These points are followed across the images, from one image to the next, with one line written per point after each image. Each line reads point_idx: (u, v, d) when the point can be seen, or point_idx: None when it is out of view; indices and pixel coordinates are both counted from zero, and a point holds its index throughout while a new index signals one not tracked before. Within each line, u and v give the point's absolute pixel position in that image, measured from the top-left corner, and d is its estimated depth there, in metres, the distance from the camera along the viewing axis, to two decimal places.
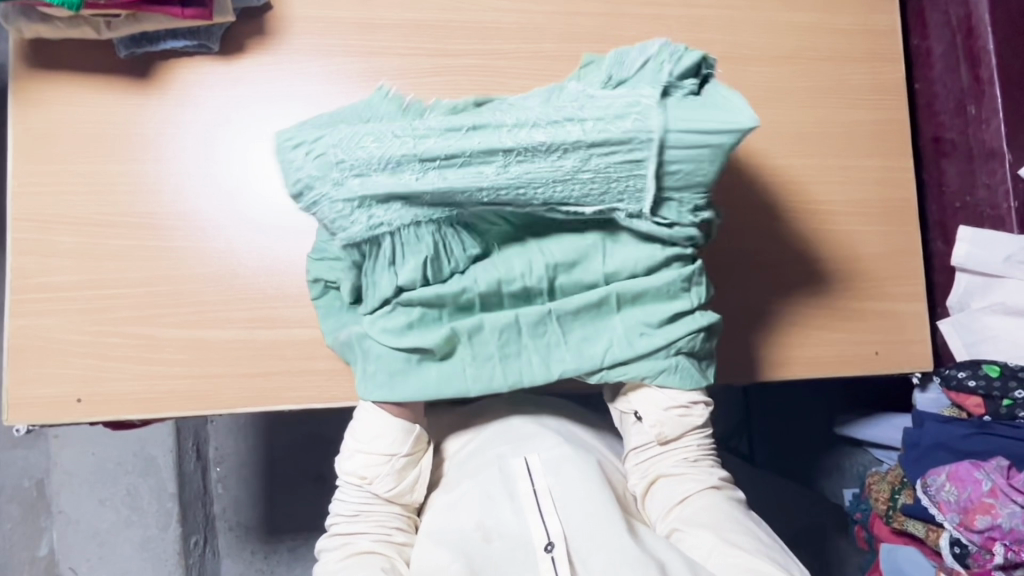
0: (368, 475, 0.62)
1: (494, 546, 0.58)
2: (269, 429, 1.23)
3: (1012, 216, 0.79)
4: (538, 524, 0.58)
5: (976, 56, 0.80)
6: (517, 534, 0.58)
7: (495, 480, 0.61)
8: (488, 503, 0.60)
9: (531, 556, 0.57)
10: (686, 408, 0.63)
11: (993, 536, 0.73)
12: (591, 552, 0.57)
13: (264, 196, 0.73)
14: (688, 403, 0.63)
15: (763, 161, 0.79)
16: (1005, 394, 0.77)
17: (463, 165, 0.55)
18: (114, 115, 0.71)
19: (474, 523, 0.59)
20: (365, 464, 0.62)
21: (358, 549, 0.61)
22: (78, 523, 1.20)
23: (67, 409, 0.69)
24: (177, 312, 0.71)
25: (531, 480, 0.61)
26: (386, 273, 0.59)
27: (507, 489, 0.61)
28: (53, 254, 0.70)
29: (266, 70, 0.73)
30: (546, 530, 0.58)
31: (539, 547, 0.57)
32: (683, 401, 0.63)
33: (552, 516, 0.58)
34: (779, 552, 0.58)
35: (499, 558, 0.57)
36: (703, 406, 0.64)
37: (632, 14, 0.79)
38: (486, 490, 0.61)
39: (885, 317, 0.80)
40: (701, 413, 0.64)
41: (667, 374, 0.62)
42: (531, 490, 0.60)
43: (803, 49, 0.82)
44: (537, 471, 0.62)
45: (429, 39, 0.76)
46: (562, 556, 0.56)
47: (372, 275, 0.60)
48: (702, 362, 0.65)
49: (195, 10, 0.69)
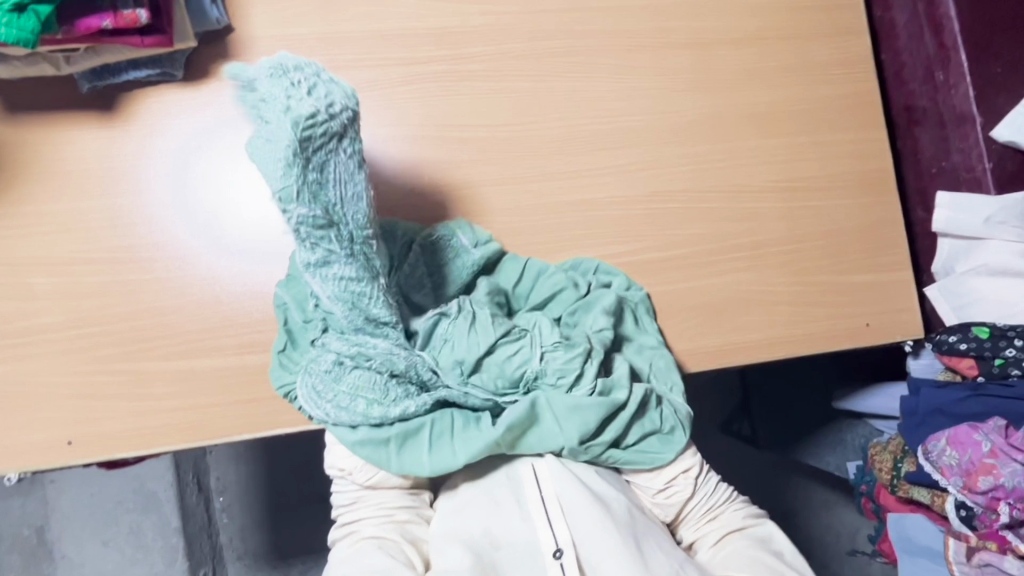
0: (348, 466, 0.61)
1: (502, 555, 0.58)
2: (268, 454, 1.22)
3: (988, 177, 0.80)
4: (546, 530, 0.59)
5: (939, 23, 0.81)
6: (525, 540, 0.58)
7: (502, 486, 0.61)
8: (494, 511, 0.60)
9: (540, 561, 0.58)
10: (668, 489, 0.64)
11: (997, 495, 0.75)
12: (602, 557, 0.57)
13: (242, 220, 0.72)
14: (667, 483, 0.64)
15: (738, 144, 0.80)
16: (996, 354, 0.76)
17: (363, 338, 0.60)
18: (82, 152, 0.70)
19: (481, 530, 0.59)
20: (343, 455, 0.61)
21: (363, 537, 0.58)
22: (82, 567, 1.18)
23: (58, 451, 0.68)
24: (163, 345, 0.70)
25: (538, 487, 0.61)
26: (345, 412, 0.59)
27: (515, 495, 0.61)
28: (31, 297, 0.69)
29: (232, 93, 0.73)
30: (554, 536, 0.58)
31: (548, 553, 0.58)
32: (660, 483, 0.64)
33: (559, 521, 0.59)
34: None
35: (508, 566, 0.57)
36: (685, 475, 0.64)
37: (595, 9, 0.79)
38: (493, 497, 0.61)
39: (871, 288, 0.81)
40: (685, 482, 0.64)
41: (635, 454, 0.64)
42: (538, 498, 0.60)
43: (769, 28, 0.82)
44: (545, 478, 0.61)
45: (395, 48, 0.75)
46: (571, 562, 0.57)
47: (344, 407, 0.59)
48: (652, 416, 0.65)
49: (155, 38, 0.67)
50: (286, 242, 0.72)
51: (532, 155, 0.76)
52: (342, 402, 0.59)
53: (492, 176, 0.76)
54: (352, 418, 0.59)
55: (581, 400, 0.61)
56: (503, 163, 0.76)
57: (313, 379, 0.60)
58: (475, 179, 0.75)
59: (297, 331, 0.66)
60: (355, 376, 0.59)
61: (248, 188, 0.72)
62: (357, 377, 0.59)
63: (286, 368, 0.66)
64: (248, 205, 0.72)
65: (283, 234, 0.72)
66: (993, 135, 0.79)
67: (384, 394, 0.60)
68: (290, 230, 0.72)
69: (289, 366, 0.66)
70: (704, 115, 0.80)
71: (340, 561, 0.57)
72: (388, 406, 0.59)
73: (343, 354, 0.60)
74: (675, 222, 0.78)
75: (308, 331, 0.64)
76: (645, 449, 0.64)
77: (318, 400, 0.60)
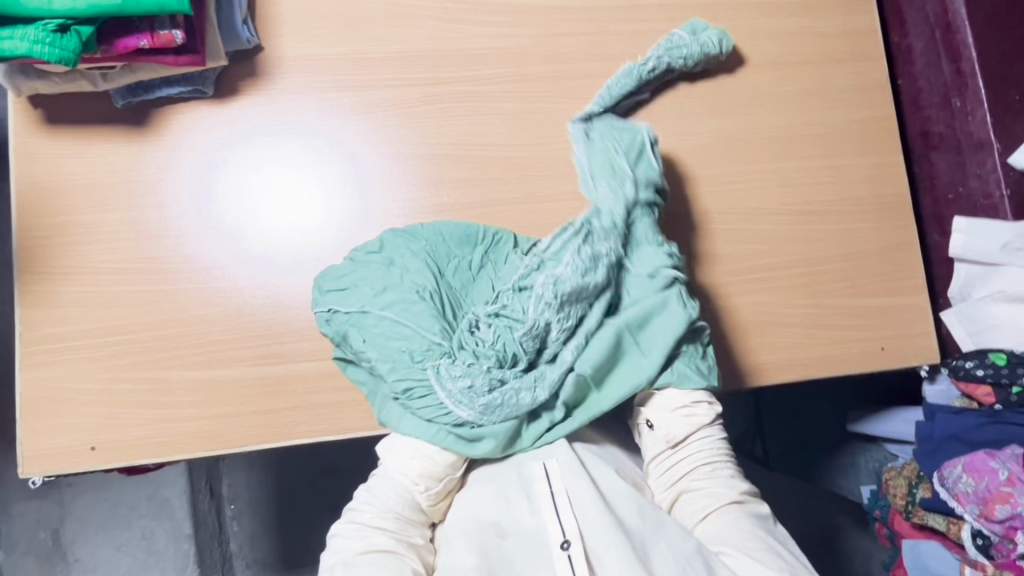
0: (421, 483, 0.61)
1: (509, 545, 0.57)
2: (279, 462, 1.23)
3: (1005, 204, 0.80)
4: (553, 520, 0.57)
5: (956, 50, 0.82)
6: (534, 532, 0.57)
7: (512, 483, 0.60)
8: (502, 504, 0.59)
9: (546, 553, 0.56)
10: (690, 407, 0.64)
11: (1014, 525, 0.73)
12: (608, 549, 0.55)
13: (267, 231, 0.74)
14: (691, 403, 0.64)
15: (754, 166, 0.81)
16: (1013, 381, 0.76)
17: (500, 341, 0.61)
18: (115, 164, 0.73)
19: (490, 521, 0.58)
20: (420, 472, 0.61)
21: (377, 548, 0.57)
22: (96, 571, 1.19)
23: (81, 457, 0.69)
24: (187, 354, 0.71)
25: (547, 482, 0.59)
26: (483, 399, 0.59)
27: (524, 491, 0.59)
28: (60, 304, 0.71)
29: (260, 108, 0.75)
30: (561, 527, 0.56)
31: (555, 544, 0.56)
32: (685, 401, 0.64)
33: (567, 513, 0.57)
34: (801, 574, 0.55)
35: (513, 558, 0.56)
36: (708, 406, 0.64)
37: (614, 33, 0.80)
38: (502, 491, 0.60)
39: (886, 313, 0.81)
40: (706, 412, 0.64)
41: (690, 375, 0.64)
42: (548, 492, 0.59)
43: (786, 54, 0.83)
44: (554, 474, 0.60)
45: (419, 69, 0.77)
46: (578, 553, 0.55)
47: (491, 402, 0.59)
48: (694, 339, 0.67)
49: (189, 58, 0.69)
50: (309, 255, 0.74)
51: (548, 176, 0.78)
52: (480, 397, 0.59)
53: (510, 196, 0.77)
54: (481, 420, 0.59)
55: (636, 323, 0.65)
56: (520, 181, 0.77)
57: (456, 384, 0.59)
58: (492, 198, 0.77)
59: (358, 323, 0.64)
60: (490, 377, 0.59)
61: (276, 201, 0.74)
62: (495, 380, 0.59)
63: (393, 363, 0.61)
64: (276, 217, 0.74)
65: (307, 246, 0.74)
66: (1011, 161, 0.79)
67: (521, 386, 0.60)
68: (312, 241, 0.74)
69: (377, 360, 0.62)
70: (721, 138, 0.80)
71: (346, 565, 0.56)
72: (518, 398, 0.60)
73: (484, 367, 0.59)
74: (690, 243, 0.78)
75: (368, 313, 0.63)
76: (690, 367, 0.65)
77: (461, 405, 0.59)
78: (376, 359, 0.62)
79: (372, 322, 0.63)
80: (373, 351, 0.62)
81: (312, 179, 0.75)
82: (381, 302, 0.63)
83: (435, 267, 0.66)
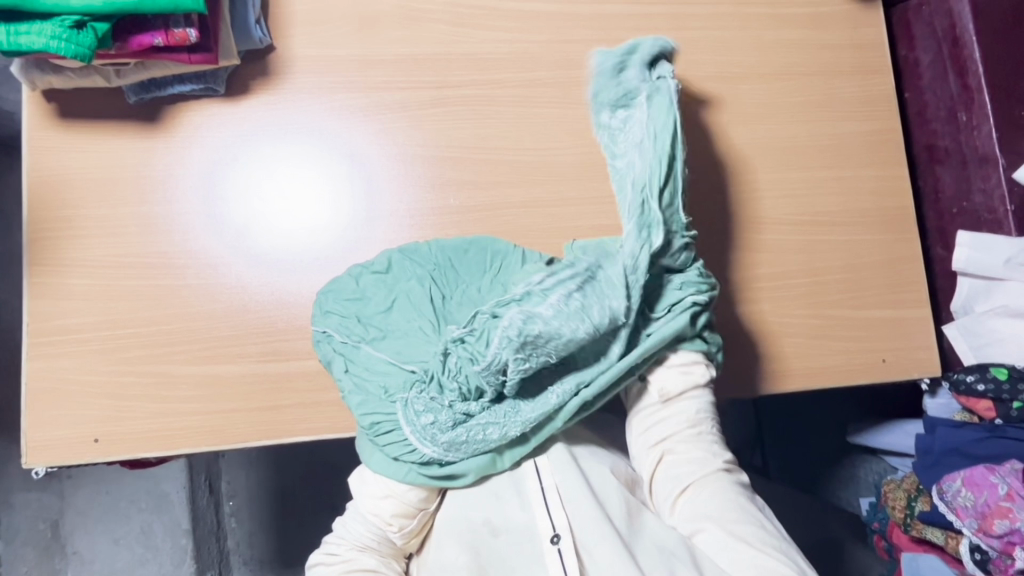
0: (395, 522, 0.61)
1: (502, 541, 0.59)
2: (279, 460, 1.23)
3: (1009, 220, 0.80)
4: (544, 516, 0.59)
5: (963, 64, 0.82)
6: (526, 526, 0.59)
7: (504, 480, 0.62)
8: (494, 501, 0.61)
9: (537, 547, 0.58)
10: (686, 366, 0.63)
11: (1012, 540, 0.73)
12: (596, 545, 0.57)
13: (275, 230, 0.74)
14: (687, 364, 0.63)
15: (759, 176, 0.81)
16: (1014, 397, 0.76)
17: (466, 376, 0.58)
18: (126, 159, 0.73)
19: (482, 519, 0.60)
20: (395, 511, 0.61)
21: (360, 569, 0.58)
22: (94, 563, 1.20)
23: (84, 448, 0.70)
24: (190, 349, 0.72)
25: (538, 479, 0.61)
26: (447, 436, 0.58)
27: (516, 487, 0.61)
28: (67, 296, 0.71)
29: (269, 108, 0.75)
30: (552, 522, 0.59)
31: (545, 538, 0.58)
32: (683, 359, 0.63)
33: (557, 509, 0.59)
34: (784, 545, 0.57)
35: (506, 551, 0.59)
36: (703, 367, 0.64)
37: (623, 40, 0.81)
38: (494, 489, 0.61)
39: (888, 325, 0.81)
40: (701, 373, 0.63)
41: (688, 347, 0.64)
42: (539, 489, 0.60)
43: (794, 65, 0.83)
44: (545, 470, 0.61)
45: (429, 72, 0.78)
46: (568, 548, 0.57)
47: (458, 437, 0.59)
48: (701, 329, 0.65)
49: (201, 56, 0.70)
50: (319, 255, 0.74)
51: (554, 180, 0.78)
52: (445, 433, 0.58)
53: (516, 200, 0.77)
54: (452, 456, 0.59)
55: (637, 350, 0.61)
56: (526, 185, 0.78)
57: (421, 420, 0.58)
58: (497, 201, 0.77)
59: (350, 350, 0.65)
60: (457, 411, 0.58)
61: (283, 201, 0.75)
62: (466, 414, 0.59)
63: (367, 395, 0.62)
64: (285, 216, 0.74)
65: (313, 247, 0.74)
66: (1016, 176, 0.79)
67: (494, 417, 0.59)
68: (319, 240, 0.74)
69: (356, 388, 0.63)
70: (726, 146, 0.81)
71: None
72: (488, 430, 0.59)
73: (448, 403, 0.58)
74: None
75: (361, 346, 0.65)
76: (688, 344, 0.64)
77: (426, 440, 0.58)
78: (352, 388, 0.63)
79: (363, 352, 0.64)
80: (352, 377, 0.63)
81: (321, 180, 0.75)
82: (373, 334, 0.65)
83: (438, 293, 0.67)
